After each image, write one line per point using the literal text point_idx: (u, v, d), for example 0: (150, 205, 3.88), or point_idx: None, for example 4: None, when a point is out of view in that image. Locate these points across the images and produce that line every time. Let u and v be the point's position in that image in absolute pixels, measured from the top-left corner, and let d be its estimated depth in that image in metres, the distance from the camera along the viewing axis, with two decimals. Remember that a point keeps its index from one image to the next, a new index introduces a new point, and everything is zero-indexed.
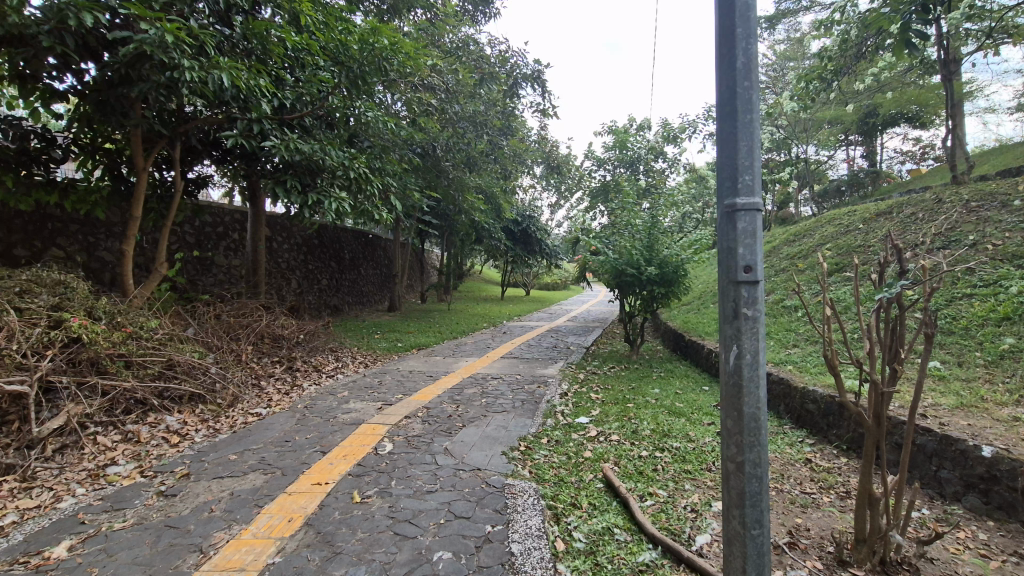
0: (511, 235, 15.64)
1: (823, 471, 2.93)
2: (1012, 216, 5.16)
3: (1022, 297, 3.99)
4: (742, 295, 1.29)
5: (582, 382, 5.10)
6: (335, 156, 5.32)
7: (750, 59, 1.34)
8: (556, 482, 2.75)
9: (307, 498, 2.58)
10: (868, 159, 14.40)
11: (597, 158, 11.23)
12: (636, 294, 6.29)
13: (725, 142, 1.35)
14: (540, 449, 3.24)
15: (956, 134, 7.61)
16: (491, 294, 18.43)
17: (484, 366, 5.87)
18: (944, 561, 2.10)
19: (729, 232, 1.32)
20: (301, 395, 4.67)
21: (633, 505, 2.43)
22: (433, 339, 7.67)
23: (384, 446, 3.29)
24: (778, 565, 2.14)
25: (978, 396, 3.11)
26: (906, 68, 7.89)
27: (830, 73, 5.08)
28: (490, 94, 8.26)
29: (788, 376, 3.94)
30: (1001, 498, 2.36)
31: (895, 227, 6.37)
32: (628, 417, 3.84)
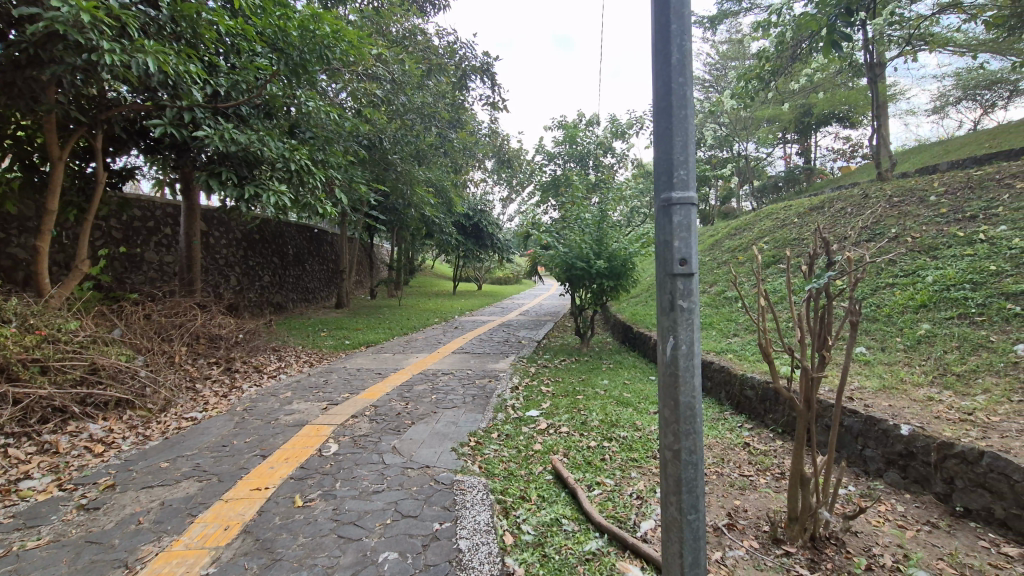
0: (463, 229, 15.57)
1: (760, 454, 3.08)
2: (928, 211, 5.57)
3: (937, 285, 4.31)
4: (679, 287, 1.30)
5: (533, 375, 5.15)
6: (274, 147, 5.08)
7: (685, 55, 1.33)
8: (505, 476, 2.76)
9: (245, 504, 2.47)
10: (804, 156, 15.18)
11: (548, 152, 11.31)
12: (586, 287, 6.40)
13: (662, 137, 1.35)
14: (490, 444, 3.23)
15: (881, 133, 8.13)
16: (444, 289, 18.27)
17: (435, 362, 5.81)
18: (867, 534, 2.24)
19: (665, 225, 1.33)
20: (240, 397, 4.47)
21: (580, 495, 2.46)
22: (382, 336, 7.52)
23: (329, 447, 3.20)
24: (717, 546, 2.22)
25: (899, 378, 3.35)
26: (837, 70, 8.35)
27: (768, 73, 5.28)
28: (439, 86, 8.13)
29: (729, 364, 4.11)
30: (917, 472, 2.55)
31: (826, 222, 6.75)
32: (577, 408, 3.90)
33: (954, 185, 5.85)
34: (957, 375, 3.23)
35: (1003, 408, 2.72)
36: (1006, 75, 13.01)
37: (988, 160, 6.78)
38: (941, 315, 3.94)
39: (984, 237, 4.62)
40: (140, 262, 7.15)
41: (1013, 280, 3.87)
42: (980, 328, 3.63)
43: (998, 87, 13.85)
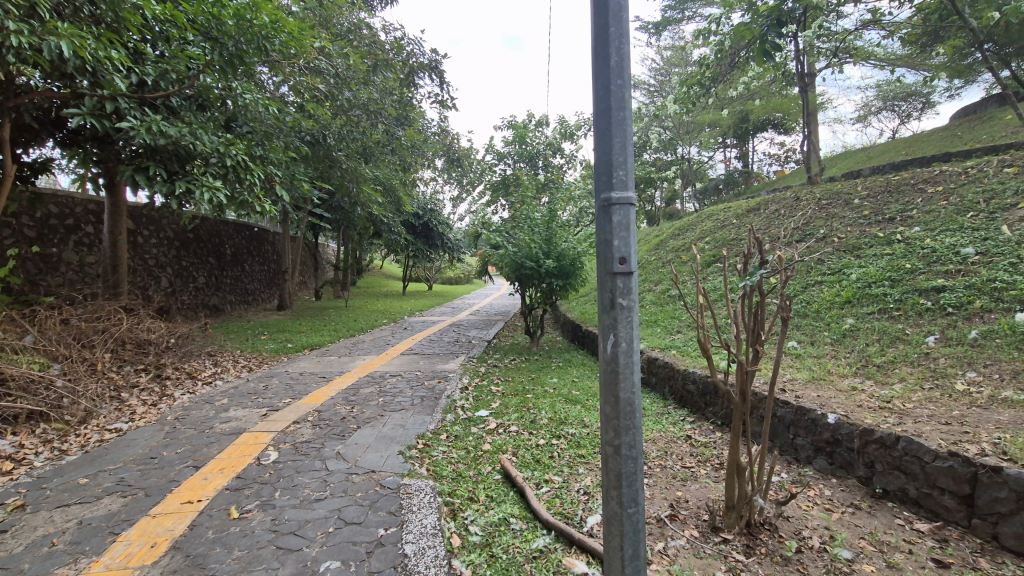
0: (412, 228, 15.35)
1: (701, 446, 3.20)
2: (852, 213, 5.96)
3: (859, 282, 4.62)
4: (618, 286, 1.30)
5: (483, 375, 5.14)
6: (208, 141, 4.82)
7: (622, 58, 1.33)
8: (453, 477, 2.74)
9: (175, 519, 2.33)
10: (742, 160, 15.92)
11: (498, 152, 11.32)
12: (536, 286, 6.45)
13: (601, 138, 1.35)
14: (439, 446, 3.20)
15: (811, 140, 8.63)
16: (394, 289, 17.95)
17: (383, 364, 5.68)
18: (797, 518, 2.37)
19: (605, 225, 1.33)
20: (171, 405, 4.23)
21: (528, 493, 2.47)
22: (327, 338, 7.30)
23: (268, 455, 3.07)
24: (660, 537, 2.28)
25: (826, 370, 3.56)
26: (772, 79, 8.78)
27: (708, 80, 5.47)
28: (385, 82, 7.97)
29: (672, 360, 4.25)
30: (842, 458, 2.72)
31: (762, 223, 7.11)
32: (526, 407, 3.92)
33: (875, 189, 6.28)
34: (877, 366, 3.48)
35: (916, 396, 2.94)
36: (920, 89, 14.13)
37: (904, 167, 7.32)
38: (863, 311, 4.22)
39: (900, 238, 4.98)
40: (58, 262, 6.63)
41: (925, 277, 4.20)
42: (896, 322, 3.91)
43: (913, 99, 15.02)
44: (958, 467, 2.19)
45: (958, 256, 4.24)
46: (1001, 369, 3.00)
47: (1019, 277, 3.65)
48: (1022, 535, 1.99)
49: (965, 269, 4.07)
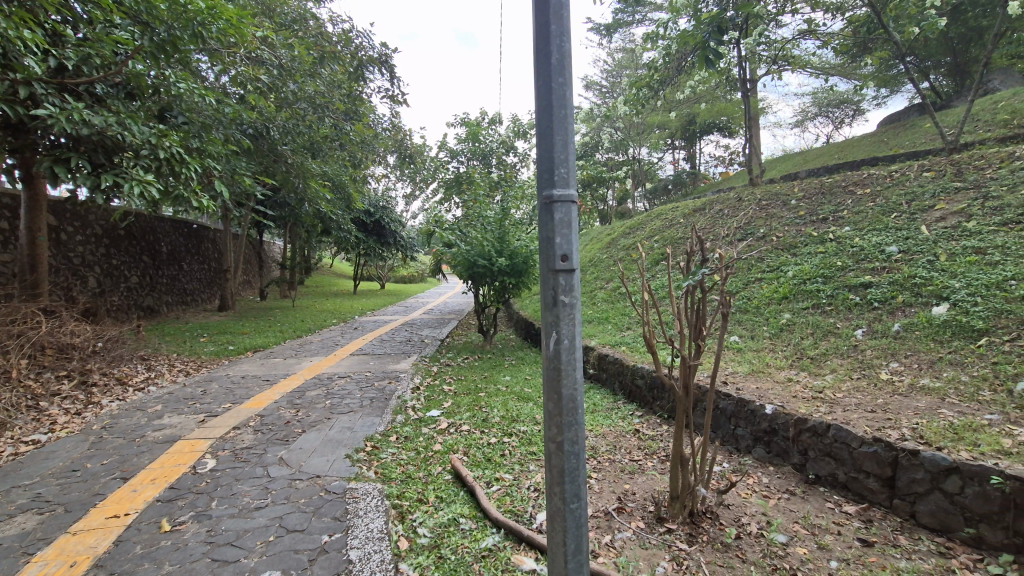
0: (364, 226, 15.02)
1: (648, 439, 3.28)
2: (790, 213, 6.27)
3: (795, 279, 4.86)
4: (560, 283, 1.29)
5: (435, 375, 5.09)
6: (139, 132, 4.54)
7: (563, 56, 1.33)
8: (402, 479, 2.70)
9: (99, 535, 2.19)
10: (690, 161, 16.45)
11: (450, 149, 11.23)
12: (488, 284, 6.44)
13: (542, 136, 1.34)
14: (388, 447, 3.14)
15: (753, 143, 9.01)
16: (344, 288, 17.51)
17: (331, 365, 5.54)
18: (737, 505, 2.47)
19: (547, 223, 1.32)
20: (98, 413, 3.97)
21: (478, 492, 2.46)
22: (272, 340, 7.04)
23: (205, 463, 2.93)
24: (608, 530, 2.32)
25: (765, 363, 3.73)
26: (717, 83, 9.10)
27: (657, 83, 5.59)
28: (333, 75, 7.73)
29: (621, 356, 4.33)
30: (779, 447, 2.85)
31: (707, 222, 7.37)
32: (478, 406, 3.91)
33: (810, 191, 6.62)
34: (811, 358, 3.67)
35: (845, 386, 3.13)
36: (851, 97, 15.04)
37: (837, 170, 7.77)
38: (799, 306, 4.45)
39: (833, 237, 5.28)
40: None
41: (854, 274, 4.46)
42: (829, 317, 4.14)
43: (845, 106, 15.97)
44: (881, 451, 2.35)
45: (883, 254, 4.53)
46: (920, 359, 3.23)
47: (936, 273, 3.93)
48: (936, 513, 2.16)
49: (889, 266, 4.35)
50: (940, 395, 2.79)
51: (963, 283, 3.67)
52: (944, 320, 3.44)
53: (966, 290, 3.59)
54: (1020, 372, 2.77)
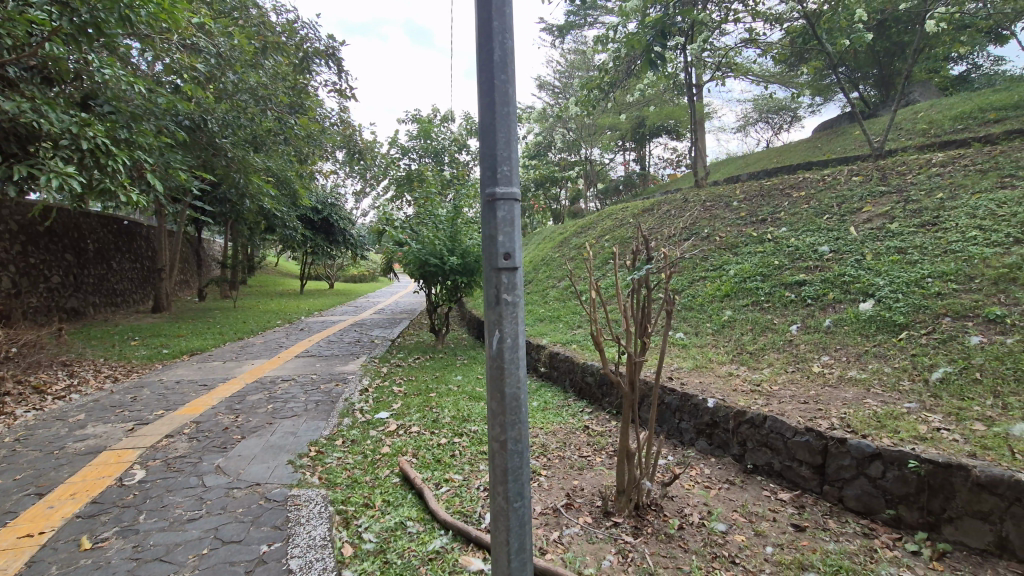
0: (311, 223, 14.56)
1: (597, 435, 3.34)
2: (732, 215, 6.53)
3: (737, 277, 5.07)
4: (503, 282, 1.29)
5: (384, 376, 4.99)
6: (58, 120, 4.22)
7: (506, 53, 1.32)
8: (348, 484, 2.63)
9: (8, 556, 2.01)
10: (640, 163, 16.85)
11: (401, 146, 11.05)
12: (440, 283, 6.38)
13: (485, 132, 1.32)
14: (333, 452, 3.05)
15: (698, 146, 9.33)
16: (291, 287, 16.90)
17: (274, 368, 5.33)
18: (681, 496, 2.55)
19: (490, 221, 1.31)
20: (11, 425, 3.66)
21: (426, 494, 2.43)
22: (210, 342, 6.71)
23: (133, 474, 2.76)
24: (556, 526, 2.35)
25: (708, 358, 3.87)
26: (664, 87, 9.36)
27: (607, 85, 5.68)
28: (277, 67, 7.44)
29: (572, 354, 4.39)
30: (720, 438, 2.96)
31: (655, 222, 7.57)
32: (429, 407, 3.86)
33: (750, 193, 6.91)
34: (750, 353, 3.84)
35: (780, 379, 3.29)
36: (790, 103, 15.82)
37: (775, 173, 8.15)
38: (739, 303, 4.64)
39: (771, 237, 5.53)
40: None
41: (790, 273, 4.70)
42: (766, 313, 4.34)
43: (783, 113, 16.79)
44: (813, 440, 2.48)
45: (816, 254, 4.79)
46: (848, 352, 3.44)
47: (862, 271, 4.19)
48: (861, 496, 2.30)
49: (821, 265, 4.60)
50: (865, 386, 2.98)
51: (886, 280, 3.93)
52: (870, 315, 3.67)
53: (889, 288, 3.84)
54: (935, 363, 2.99)
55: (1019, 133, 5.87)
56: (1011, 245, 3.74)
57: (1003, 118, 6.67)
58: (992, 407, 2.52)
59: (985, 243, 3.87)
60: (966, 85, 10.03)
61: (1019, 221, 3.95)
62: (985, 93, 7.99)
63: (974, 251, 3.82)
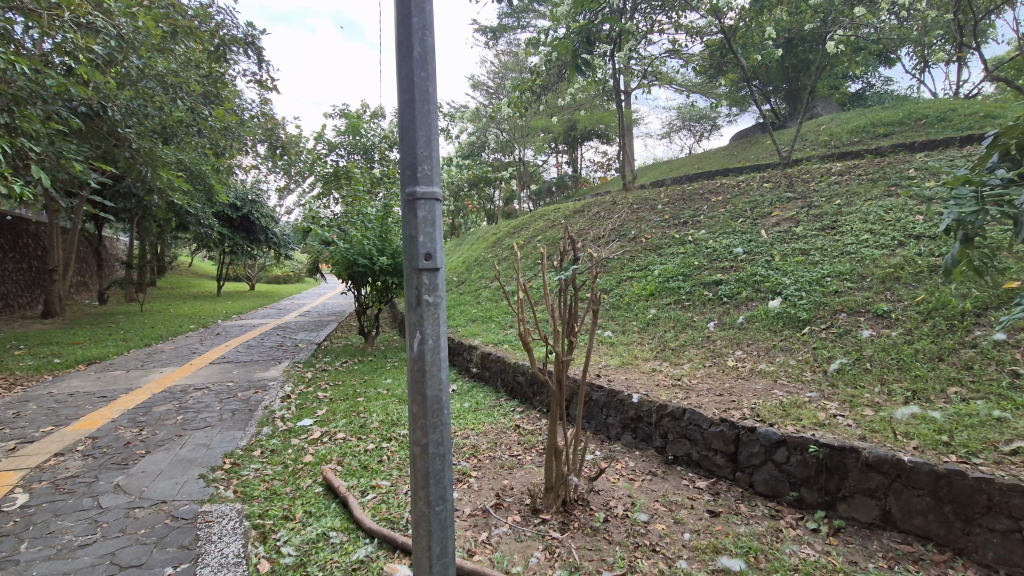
0: (230, 221, 13.70)
1: (527, 434, 3.38)
2: (656, 217, 6.82)
3: (661, 277, 5.30)
4: (424, 282, 1.27)
5: (309, 381, 4.79)
6: None
7: (426, 51, 1.30)
8: (266, 496, 2.50)
9: None
10: (572, 165, 17.21)
11: (328, 142, 10.65)
12: (370, 284, 6.21)
13: (405, 130, 1.29)
14: (251, 463, 2.89)
15: (626, 151, 9.67)
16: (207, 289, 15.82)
17: (186, 376, 4.97)
18: (606, 489, 2.63)
19: (410, 220, 1.29)
20: None
21: (351, 502, 2.36)
22: (111, 350, 6.15)
23: (14, 499, 2.47)
24: (484, 526, 2.35)
25: (634, 355, 4.02)
26: (594, 92, 9.61)
27: (539, 89, 5.75)
28: (189, 54, 6.95)
29: (503, 354, 4.41)
30: (644, 432, 3.08)
31: (586, 223, 7.76)
32: (356, 412, 3.75)
33: (673, 197, 7.25)
34: (672, 349, 4.02)
35: (699, 374, 3.47)
36: (710, 113, 16.77)
37: (696, 178, 8.59)
38: (663, 302, 4.86)
39: (691, 239, 5.83)
40: None
41: (708, 273, 4.98)
42: (687, 311, 4.56)
43: (704, 121, 17.75)
44: (726, 430, 2.64)
45: (731, 255, 5.10)
46: (759, 346, 3.69)
47: (771, 271, 4.52)
48: (769, 481, 2.48)
49: (736, 266, 4.91)
50: (773, 377, 3.21)
51: (792, 280, 4.26)
52: (778, 312, 3.96)
53: (794, 286, 4.16)
54: (832, 355, 3.28)
55: (903, 147, 6.54)
56: (895, 247, 4.16)
57: (891, 132, 7.41)
58: (879, 393, 2.80)
59: (875, 245, 4.28)
60: (861, 102, 11.06)
61: (902, 226, 4.41)
62: (877, 109, 8.84)
63: (866, 252, 4.22)
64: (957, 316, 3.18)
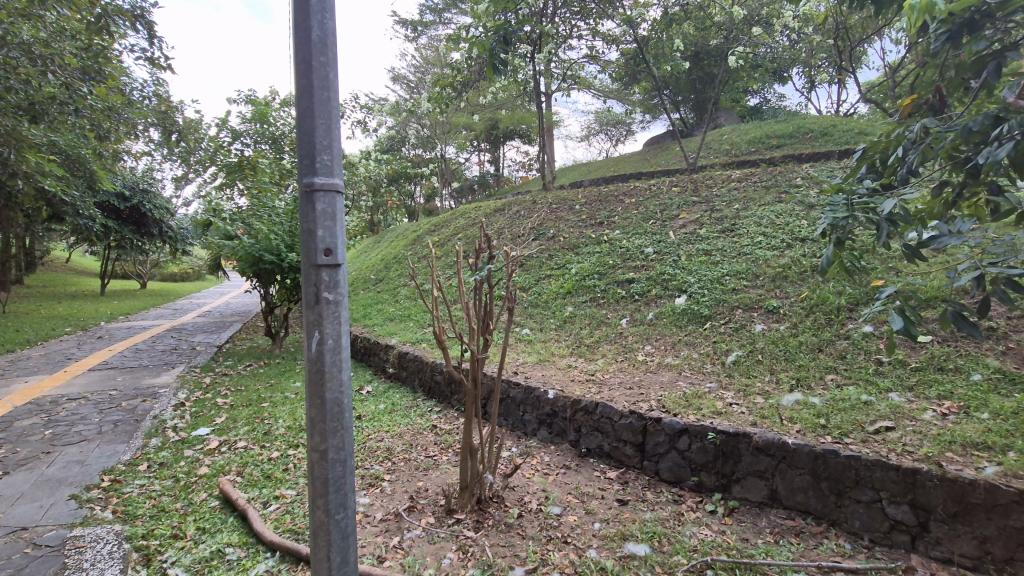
0: (115, 212, 12.38)
1: (444, 433, 3.34)
2: (573, 218, 7.01)
3: (577, 275, 5.46)
4: (323, 279, 1.21)
5: (207, 387, 4.44)
6: None
7: (326, 35, 1.25)
8: (153, 514, 2.29)
9: None
10: (494, 164, 17.28)
11: (233, 129, 9.92)
12: (278, 282, 5.86)
13: (303, 117, 1.23)
14: (135, 479, 2.63)
15: (546, 151, 9.85)
16: (88, 288, 14.19)
17: (58, 385, 4.43)
18: (522, 485, 2.66)
19: (308, 213, 1.22)
20: None
21: (251, 515, 2.22)
22: None
23: None
24: (397, 531, 2.29)
25: (550, 352, 4.11)
26: (515, 92, 9.69)
27: (459, 86, 5.71)
28: (64, 23, 6.18)
29: (420, 353, 4.33)
30: (559, 426, 3.15)
31: (506, 221, 7.83)
32: (260, 418, 3.52)
33: (590, 198, 7.49)
34: (587, 345, 4.15)
35: (611, 369, 3.61)
36: (625, 118, 17.52)
37: (612, 181, 8.94)
38: (579, 300, 5.01)
39: (606, 239, 6.05)
40: None
41: (621, 271, 5.19)
42: (602, 309, 4.73)
43: (620, 126, 18.51)
44: (635, 422, 2.77)
45: (642, 255, 5.35)
46: (666, 341, 3.91)
47: (678, 270, 4.79)
48: (673, 468, 2.62)
49: (646, 264, 5.16)
50: (677, 370, 3.41)
51: (696, 278, 4.54)
52: (683, 308, 4.21)
53: (697, 284, 4.45)
54: (729, 348, 3.54)
55: (792, 158, 7.20)
56: (784, 249, 4.56)
57: (782, 144, 8.13)
58: (769, 382, 3.05)
59: (767, 247, 4.67)
60: (759, 115, 12.03)
61: (789, 229, 4.85)
62: (771, 122, 9.66)
63: (759, 253, 4.59)
64: (834, 310, 3.54)
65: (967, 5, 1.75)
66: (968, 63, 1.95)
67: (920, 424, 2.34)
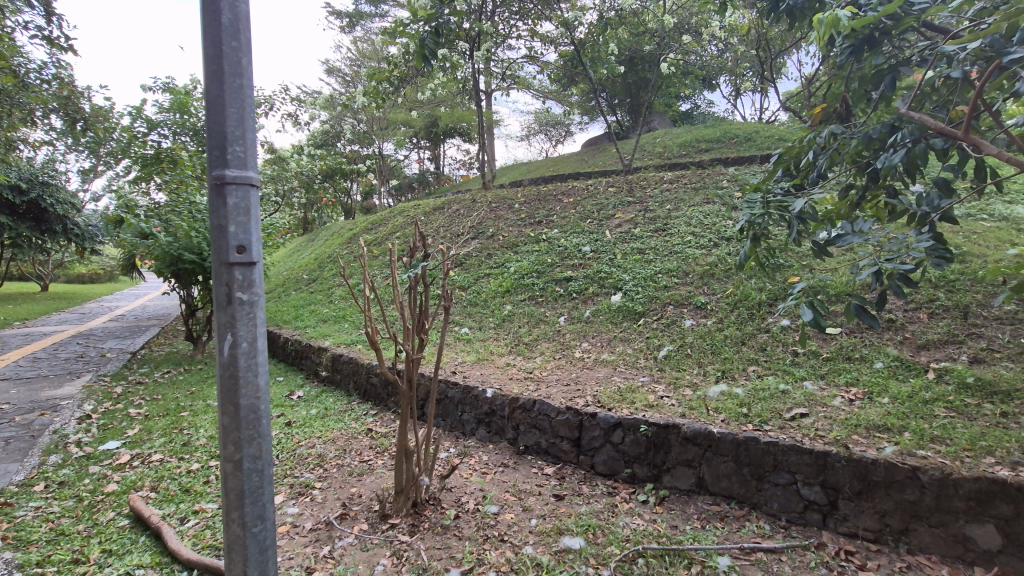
0: (10, 206, 11.19)
1: (379, 437, 3.26)
2: (513, 216, 7.04)
3: (516, 274, 5.48)
4: (236, 278, 1.14)
5: (119, 396, 4.11)
6: None
7: (239, 19, 1.19)
8: (51, 538, 2.09)
9: None
10: (434, 162, 17.06)
11: (148, 119, 9.22)
12: (201, 283, 5.51)
13: (213, 105, 1.16)
14: (30, 501, 2.39)
15: (486, 150, 9.82)
16: None
17: None
18: (459, 485, 2.64)
19: (218, 208, 1.15)
20: None
21: (165, 532, 2.07)
22: None
23: None
24: (328, 540, 2.21)
25: (489, 351, 4.10)
26: (454, 89, 9.61)
27: (395, 81, 5.58)
28: None
29: (355, 355, 4.20)
30: (497, 425, 3.16)
31: (445, 220, 7.75)
32: (178, 428, 3.30)
33: (529, 197, 7.56)
34: (525, 343, 4.18)
35: (549, 366, 3.65)
36: (564, 118, 17.81)
37: (551, 180, 9.06)
38: (518, 298, 5.03)
39: (545, 237, 6.12)
40: None
41: (559, 270, 5.26)
42: (541, 307, 4.78)
43: (559, 126, 18.79)
44: (571, 417, 2.81)
45: (580, 254, 5.46)
46: (601, 337, 4.01)
47: (614, 268, 4.93)
48: (608, 461, 2.69)
49: (584, 263, 5.27)
50: (613, 365, 3.51)
51: (630, 276, 4.69)
52: (618, 305, 4.33)
53: (632, 282, 4.58)
54: (661, 343, 3.68)
55: (719, 161, 7.59)
56: (711, 248, 4.78)
57: (710, 148, 8.55)
58: (697, 375, 3.20)
59: (697, 246, 4.89)
60: (689, 120, 12.58)
61: (716, 229, 5.10)
62: (700, 127, 10.13)
63: (689, 252, 4.80)
64: (756, 306, 3.76)
65: (869, 22, 1.90)
66: (869, 76, 2.12)
67: (830, 410, 2.53)
